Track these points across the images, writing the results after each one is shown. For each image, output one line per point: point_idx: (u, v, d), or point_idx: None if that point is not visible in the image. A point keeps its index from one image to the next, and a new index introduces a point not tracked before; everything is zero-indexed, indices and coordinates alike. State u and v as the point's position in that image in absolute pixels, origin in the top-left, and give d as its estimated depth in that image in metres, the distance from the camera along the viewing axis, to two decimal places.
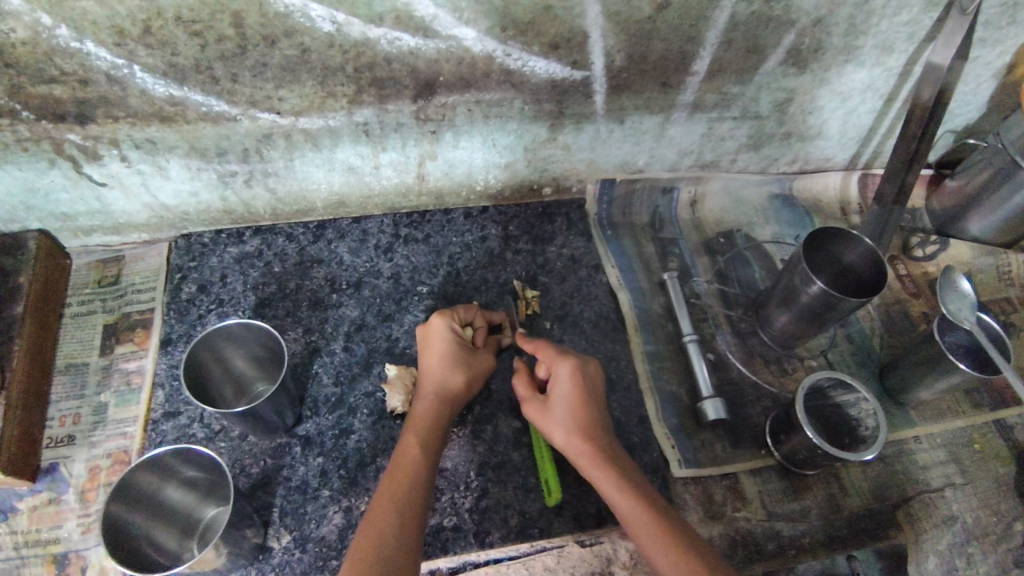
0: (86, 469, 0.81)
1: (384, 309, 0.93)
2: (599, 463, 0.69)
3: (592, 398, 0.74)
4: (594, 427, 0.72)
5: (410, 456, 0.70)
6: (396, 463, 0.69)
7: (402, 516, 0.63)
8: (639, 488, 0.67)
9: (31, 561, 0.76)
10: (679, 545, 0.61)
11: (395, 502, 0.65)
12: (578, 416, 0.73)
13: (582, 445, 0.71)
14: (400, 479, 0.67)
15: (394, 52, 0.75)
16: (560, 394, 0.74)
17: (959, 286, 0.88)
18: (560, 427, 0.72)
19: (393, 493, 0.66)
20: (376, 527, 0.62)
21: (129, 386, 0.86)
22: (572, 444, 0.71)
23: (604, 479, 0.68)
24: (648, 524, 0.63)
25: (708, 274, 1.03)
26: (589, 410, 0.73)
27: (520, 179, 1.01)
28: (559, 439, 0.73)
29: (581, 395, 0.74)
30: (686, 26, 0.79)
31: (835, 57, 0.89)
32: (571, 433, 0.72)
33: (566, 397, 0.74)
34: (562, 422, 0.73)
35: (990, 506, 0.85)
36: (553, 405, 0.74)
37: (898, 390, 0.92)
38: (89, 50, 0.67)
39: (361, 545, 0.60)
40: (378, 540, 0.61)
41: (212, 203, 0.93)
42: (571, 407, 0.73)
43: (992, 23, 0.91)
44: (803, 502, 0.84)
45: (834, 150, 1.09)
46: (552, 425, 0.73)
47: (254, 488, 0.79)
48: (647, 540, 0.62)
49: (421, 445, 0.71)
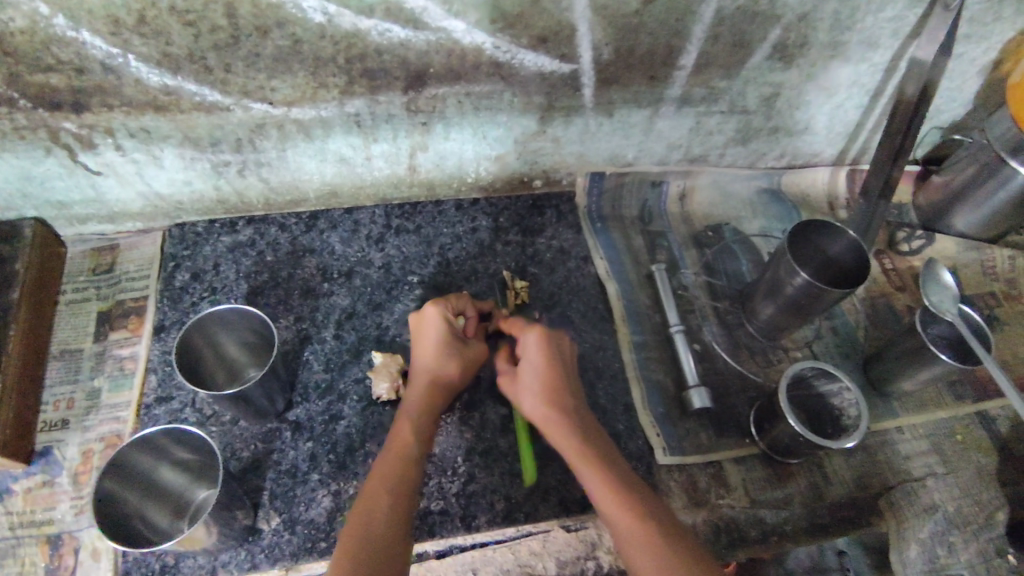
0: (79, 453, 0.82)
1: (375, 298, 0.95)
2: (569, 434, 0.70)
3: (564, 370, 0.77)
4: (564, 396, 0.74)
5: (403, 441, 0.71)
6: (391, 446, 0.71)
7: (393, 501, 0.65)
8: (609, 463, 0.68)
9: (26, 541, 0.77)
10: (647, 521, 0.62)
11: (386, 487, 0.66)
12: (549, 385, 0.74)
13: (553, 415, 0.72)
14: (392, 465, 0.68)
15: (385, 43, 0.76)
16: (530, 361, 0.77)
17: (943, 279, 0.91)
18: (530, 397, 0.74)
19: (384, 478, 0.67)
20: (363, 513, 0.63)
21: (122, 371, 0.87)
22: (542, 411, 0.73)
23: (573, 453, 0.69)
24: (617, 498, 0.65)
25: (696, 267, 1.04)
26: (559, 379, 0.75)
27: (511, 171, 1.03)
28: (530, 409, 0.74)
29: (551, 365, 0.76)
30: (673, 19, 0.80)
31: (821, 52, 0.90)
32: (543, 402, 0.73)
33: (536, 367, 0.76)
34: (531, 392, 0.74)
35: (971, 496, 0.86)
36: (527, 382, 0.76)
37: (881, 381, 0.94)
38: (85, 39, 0.68)
39: (352, 524, 0.62)
40: (365, 523, 0.62)
41: (206, 192, 0.94)
42: (543, 377, 0.75)
43: (977, 19, 0.92)
44: (786, 490, 0.85)
45: (821, 145, 1.10)
46: (523, 393, 0.76)
47: (245, 471, 0.80)
48: (613, 512, 0.64)
49: (414, 432, 0.72)
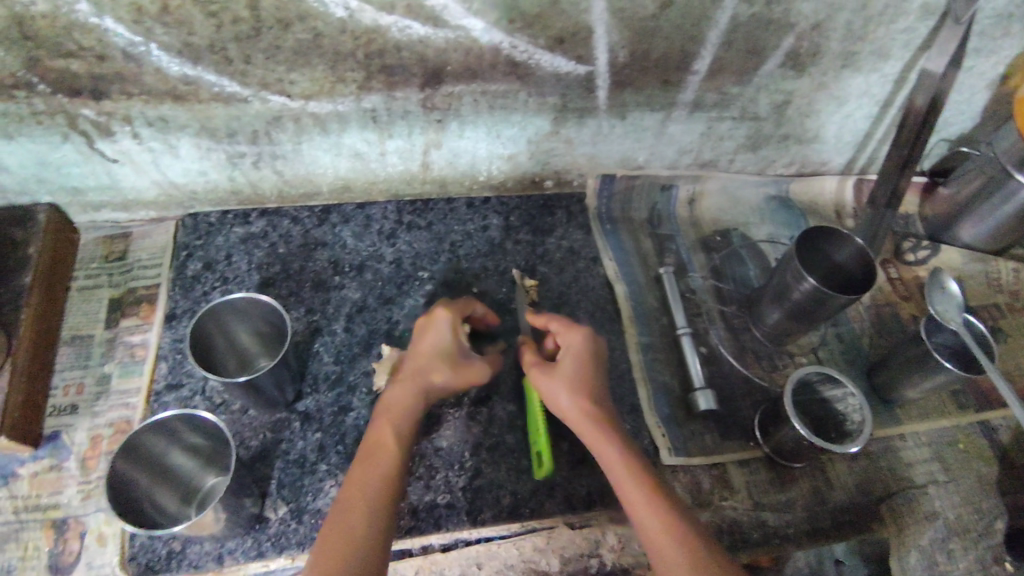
0: (88, 438, 0.83)
1: (385, 292, 0.95)
2: (607, 433, 0.71)
3: (600, 370, 0.77)
4: (597, 393, 0.75)
5: (387, 446, 0.70)
6: (375, 449, 0.70)
7: (377, 505, 0.65)
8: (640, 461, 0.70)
9: (30, 524, 0.77)
10: (671, 523, 0.64)
11: (365, 491, 0.65)
12: (586, 382, 0.75)
13: (590, 413, 0.72)
14: (373, 470, 0.68)
15: (404, 39, 0.77)
16: (569, 359, 0.77)
17: (948, 287, 0.91)
18: (569, 393, 0.74)
19: (371, 482, 0.66)
20: (350, 517, 0.63)
21: (133, 358, 0.88)
22: (579, 408, 0.73)
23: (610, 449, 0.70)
24: (641, 490, 0.67)
25: (705, 271, 1.04)
26: (595, 378, 0.76)
27: (523, 171, 1.04)
28: (567, 404, 0.74)
29: (591, 364, 0.76)
30: (688, 24, 0.81)
31: (833, 61, 0.91)
32: (579, 399, 0.73)
33: (578, 368, 0.76)
34: (573, 386, 0.74)
35: (972, 504, 0.87)
36: (567, 374, 0.75)
37: (886, 389, 0.94)
38: (108, 26, 0.69)
39: (335, 527, 0.63)
40: (352, 527, 0.62)
41: (220, 182, 0.94)
42: (580, 374, 0.75)
43: (987, 33, 0.93)
44: (789, 493, 0.86)
45: (830, 154, 1.11)
46: (560, 389, 0.74)
47: (253, 459, 0.80)
48: (638, 510, 0.66)
49: (399, 435, 0.72)
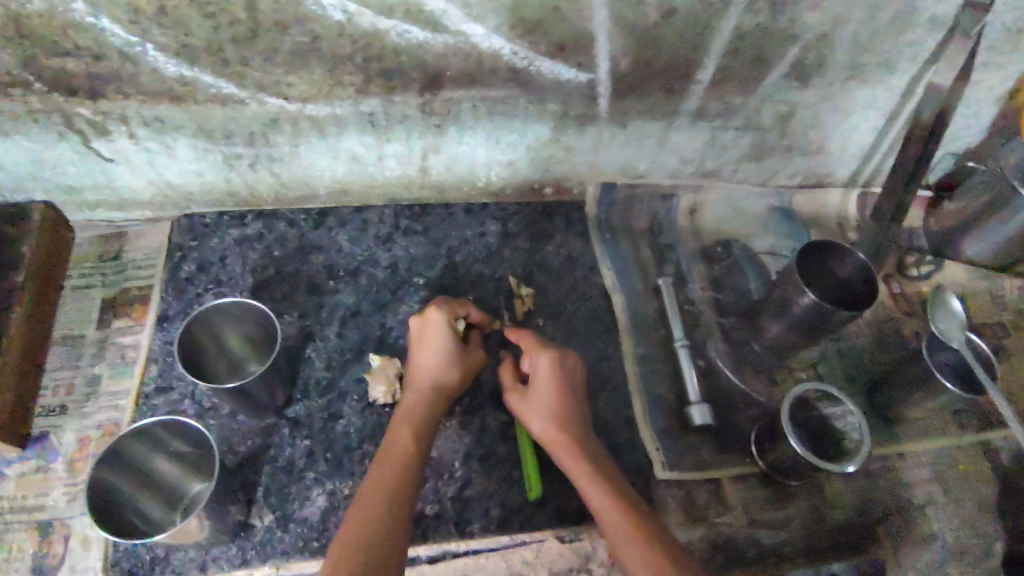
0: (76, 439, 0.82)
1: (380, 297, 0.94)
2: (582, 459, 0.71)
3: (575, 392, 0.77)
4: (570, 414, 0.75)
5: (401, 446, 0.70)
6: (388, 450, 0.70)
7: (393, 504, 0.64)
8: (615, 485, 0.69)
9: (16, 527, 0.77)
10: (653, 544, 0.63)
11: (382, 489, 0.65)
12: (556, 401, 0.75)
13: (565, 435, 0.73)
14: (388, 470, 0.67)
15: (403, 44, 0.76)
16: (539, 379, 0.77)
17: (950, 305, 0.91)
18: (538, 417, 0.75)
19: (383, 481, 0.66)
20: (358, 515, 0.63)
21: (124, 360, 0.87)
22: (550, 431, 0.74)
23: (588, 476, 0.69)
24: (622, 514, 0.66)
25: (704, 282, 1.03)
26: (568, 398, 0.76)
27: (522, 177, 1.03)
28: (538, 427, 0.75)
29: (561, 384, 0.76)
30: (692, 33, 0.80)
31: (839, 73, 0.90)
32: (549, 421, 0.74)
33: (547, 387, 0.76)
34: (540, 409, 0.75)
35: (971, 527, 0.86)
36: (535, 394, 0.77)
37: (886, 407, 0.92)
38: (104, 25, 0.68)
39: (349, 526, 0.62)
40: (366, 525, 0.62)
41: (217, 183, 0.94)
42: (552, 395, 0.75)
43: (996, 47, 0.92)
44: (786, 511, 0.85)
45: (834, 166, 1.10)
46: (531, 411, 0.76)
47: (241, 464, 0.79)
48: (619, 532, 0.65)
49: (413, 436, 0.72)
